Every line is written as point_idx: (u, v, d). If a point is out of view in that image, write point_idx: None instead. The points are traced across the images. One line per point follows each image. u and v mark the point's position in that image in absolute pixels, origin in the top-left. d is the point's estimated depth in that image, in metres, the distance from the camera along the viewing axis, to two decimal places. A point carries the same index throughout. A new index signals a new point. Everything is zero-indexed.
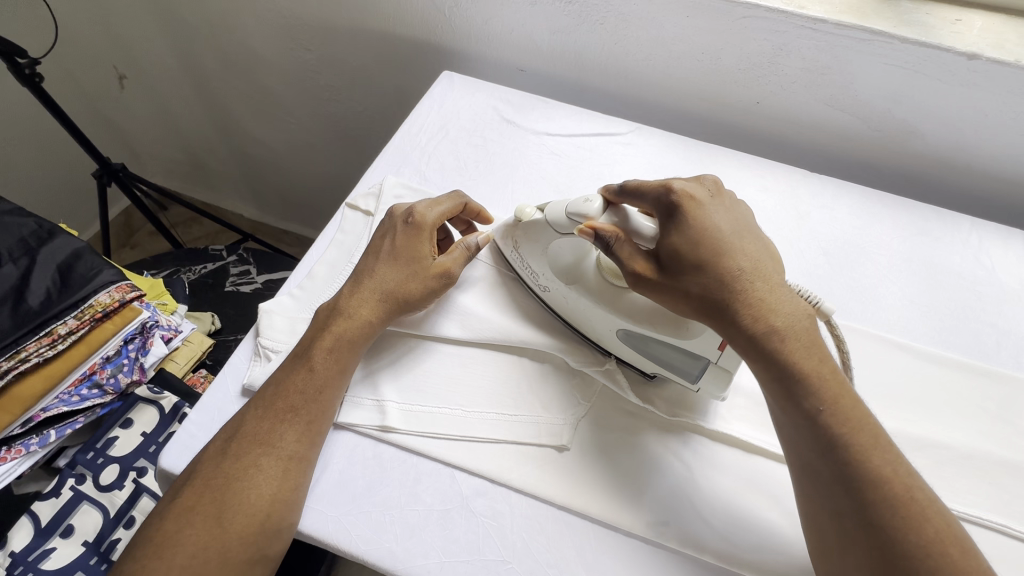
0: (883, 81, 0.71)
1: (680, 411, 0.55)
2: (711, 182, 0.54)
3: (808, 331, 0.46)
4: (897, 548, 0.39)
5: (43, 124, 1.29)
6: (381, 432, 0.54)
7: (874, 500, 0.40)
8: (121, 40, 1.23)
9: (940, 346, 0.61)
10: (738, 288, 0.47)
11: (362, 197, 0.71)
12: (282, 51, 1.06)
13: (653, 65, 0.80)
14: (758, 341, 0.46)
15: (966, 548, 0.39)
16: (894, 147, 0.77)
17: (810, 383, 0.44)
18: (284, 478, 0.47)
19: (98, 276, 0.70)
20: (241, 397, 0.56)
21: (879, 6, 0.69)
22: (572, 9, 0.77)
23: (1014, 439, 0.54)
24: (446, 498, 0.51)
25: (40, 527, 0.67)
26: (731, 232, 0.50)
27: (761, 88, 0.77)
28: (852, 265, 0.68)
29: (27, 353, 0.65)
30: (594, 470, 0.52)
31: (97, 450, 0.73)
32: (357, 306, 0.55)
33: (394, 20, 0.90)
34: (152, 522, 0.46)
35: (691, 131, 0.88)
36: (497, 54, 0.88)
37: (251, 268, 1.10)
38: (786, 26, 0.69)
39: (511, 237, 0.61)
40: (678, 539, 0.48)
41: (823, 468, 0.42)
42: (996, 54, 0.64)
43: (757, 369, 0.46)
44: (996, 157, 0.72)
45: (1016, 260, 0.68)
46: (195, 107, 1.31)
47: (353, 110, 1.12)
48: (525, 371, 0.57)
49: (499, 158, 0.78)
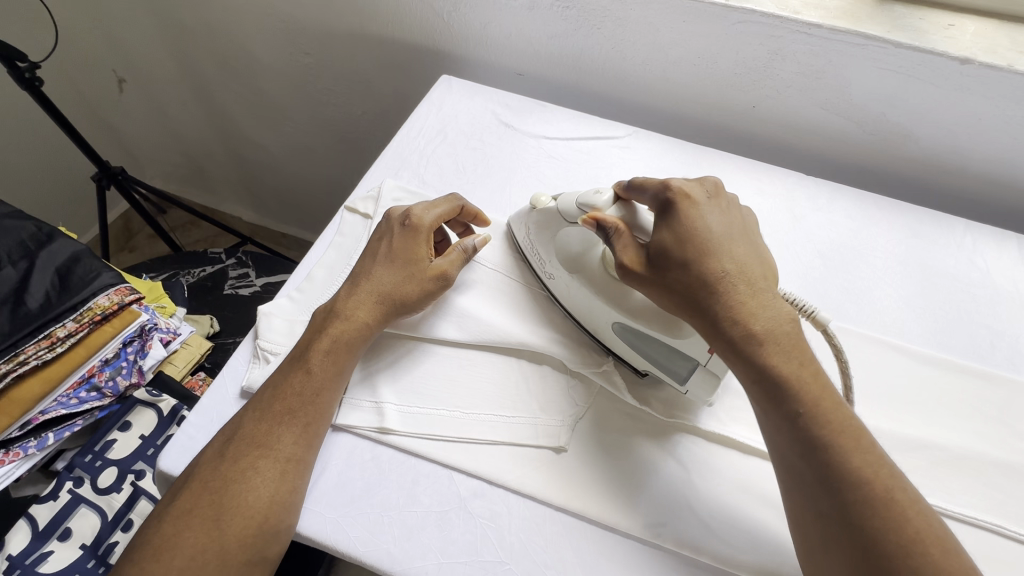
0: (878, 86, 0.71)
1: (677, 412, 0.55)
2: (710, 183, 0.54)
3: (790, 335, 0.46)
4: (878, 549, 0.39)
5: (42, 128, 1.30)
6: (379, 434, 0.54)
7: (853, 501, 0.40)
8: (121, 44, 1.23)
9: (935, 348, 0.62)
10: (721, 292, 0.48)
11: (361, 201, 0.71)
12: (281, 55, 1.06)
13: (650, 68, 0.81)
14: (738, 345, 0.46)
15: (949, 548, 0.39)
16: (889, 150, 0.78)
17: (791, 385, 0.44)
18: (282, 480, 0.47)
19: (97, 279, 0.70)
20: (240, 399, 0.57)
21: (872, 11, 0.69)
22: (569, 14, 0.78)
23: (1008, 440, 0.54)
24: (443, 500, 0.51)
25: (38, 530, 0.67)
26: (720, 235, 0.51)
27: (757, 92, 0.78)
28: (849, 268, 0.69)
29: (25, 356, 0.65)
30: (592, 471, 0.52)
31: (95, 454, 0.73)
32: (352, 310, 0.55)
33: (393, 25, 0.91)
34: (150, 525, 0.46)
35: (688, 135, 0.89)
36: (495, 58, 0.89)
37: (251, 271, 1.10)
38: (781, 31, 0.70)
39: (524, 223, 0.63)
40: (675, 540, 0.48)
41: (805, 470, 0.43)
42: (990, 58, 0.64)
43: (739, 371, 0.47)
44: (990, 159, 0.73)
45: (1010, 262, 0.69)
46: (195, 111, 1.31)
47: (352, 114, 1.13)
48: (524, 373, 0.58)
49: (497, 161, 0.78)
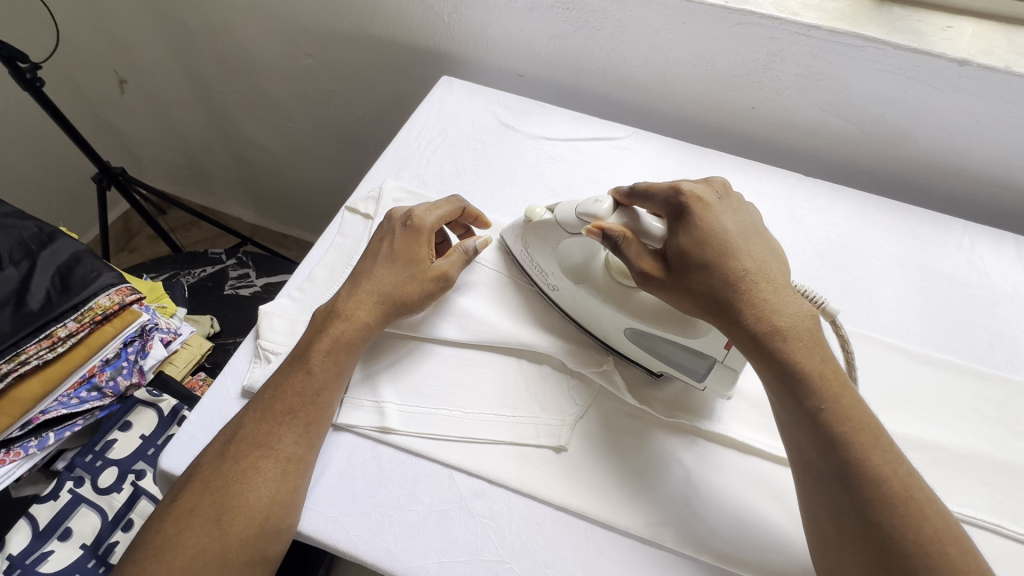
0: (877, 87, 0.71)
1: (678, 412, 0.55)
2: (719, 184, 0.55)
3: (810, 333, 0.47)
4: (895, 547, 0.39)
5: (42, 128, 1.30)
6: (380, 433, 0.54)
7: (872, 498, 0.40)
8: (122, 45, 1.23)
9: (934, 349, 0.62)
10: (742, 289, 0.48)
11: (362, 201, 0.72)
12: (282, 56, 1.06)
13: (650, 69, 0.81)
14: (759, 341, 0.47)
15: (965, 548, 0.39)
16: (888, 151, 0.78)
17: (812, 381, 0.45)
18: (283, 480, 0.47)
19: (98, 279, 0.71)
20: (241, 399, 0.57)
21: (871, 13, 0.70)
22: (569, 16, 0.78)
23: (1007, 439, 0.54)
24: (444, 499, 0.51)
25: (39, 530, 0.67)
26: (737, 233, 0.51)
27: (757, 92, 0.78)
28: (847, 268, 0.69)
29: (26, 355, 0.65)
30: (593, 470, 0.52)
31: (95, 453, 0.73)
32: (353, 310, 0.55)
33: (394, 25, 0.91)
34: (151, 524, 0.46)
35: (686, 135, 0.89)
36: (495, 59, 0.89)
37: (251, 271, 1.10)
38: (781, 32, 0.70)
39: (520, 237, 0.62)
40: (675, 539, 0.49)
41: (823, 467, 0.43)
42: (987, 60, 0.64)
43: (760, 368, 0.47)
44: (989, 160, 0.73)
45: (1008, 262, 0.69)
46: (196, 111, 1.31)
47: (353, 115, 1.13)
48: (525, 373, 0.58)
49: (497, 162, 0.79)
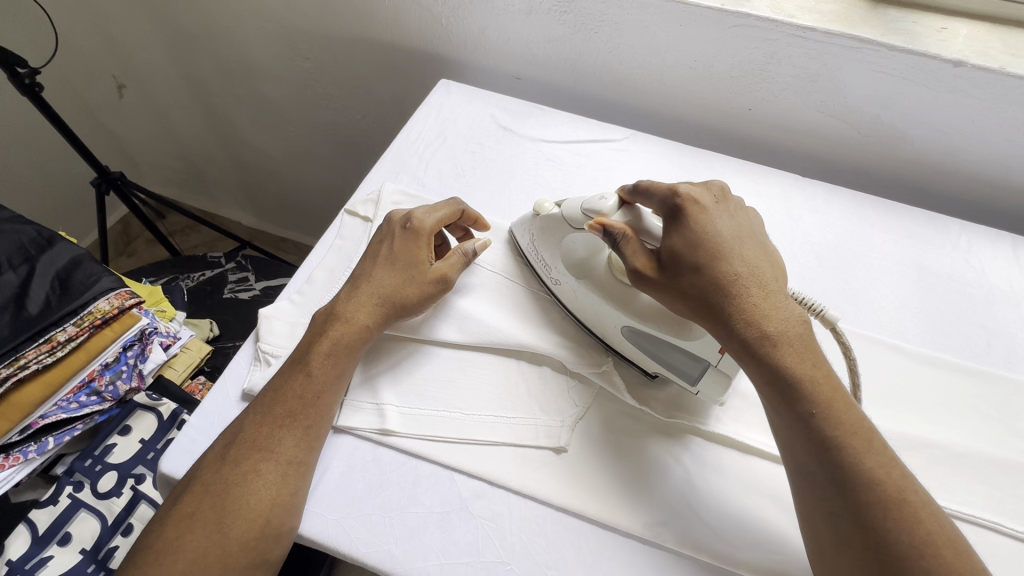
0: (872, 88, 0.72)
1: (678, 413, 0.55)
2: (718, 188, 0.55)
3: (801, 337, 0.47)
4: (889, 549, 0.39)
5: (41, 133, 1.30)
6: (380, 436, 0.54)
7: (865, 501, 0.40)
8: (121, 50, 1.23)
9: (931, 348, 0.62)
10: (733, 293, 0.48)
11: (361, 204, 0.72)
12: (281, 60, 1.06)
13: (648, 71, 0.81)
14: (750, 345, 0.47)
15: (960, 550, 0.39)
16: (884, 152, 0.79)
17: (803, 386, 0.45)
18: (283, 484, 0.47)
19: (98, 283, 0.70)
20: (241, 401, 0.57)
21: (866, 14, 0.70)
22: (567, 19, 0.79)
23: (1004, 437, 0.55)
24: (445, 500, 0.51)
25: (38, 535, 0.66)
26: (731, 238, 0.51)
27: (754, 94, 0.79)
28: (845, 268, 0.69)
29: (26, 360, 0.65)
30: (592, 471, 0.52)
31: (94, 458, 0.73)
32: (352, 312, 0.55)
33: (392, 29, 0.91)
34: (152, 528, 0.46)
35: (684, 137, 0.89)
36: (494, 63, 0.90)
37: (250, 276, 1.10)
38: (775, 34, 0.70)
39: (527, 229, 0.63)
40: (675, 540, 0.49)
41: (816, 470, 0.43)
42: (982, 61, 0.65)
43: (752, 373, 0.47)
44: (985, 158, 0.74)
45: (1004, 261, 0.69)
46: (195, 115, 1.31)
47: (353, 118, 1.13)
48: (526, 373, 0.58)
49: (496, 164, 0.79)
